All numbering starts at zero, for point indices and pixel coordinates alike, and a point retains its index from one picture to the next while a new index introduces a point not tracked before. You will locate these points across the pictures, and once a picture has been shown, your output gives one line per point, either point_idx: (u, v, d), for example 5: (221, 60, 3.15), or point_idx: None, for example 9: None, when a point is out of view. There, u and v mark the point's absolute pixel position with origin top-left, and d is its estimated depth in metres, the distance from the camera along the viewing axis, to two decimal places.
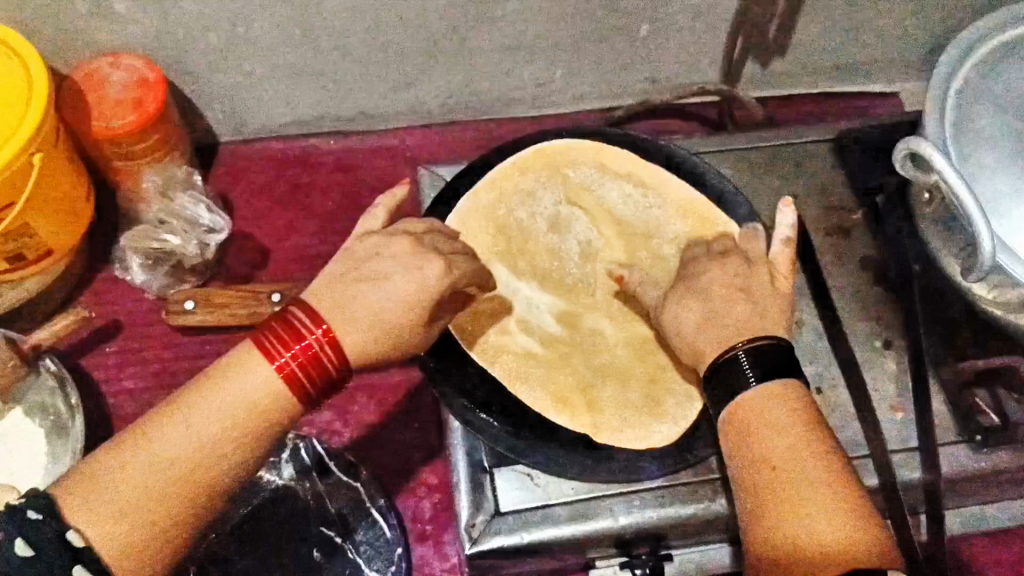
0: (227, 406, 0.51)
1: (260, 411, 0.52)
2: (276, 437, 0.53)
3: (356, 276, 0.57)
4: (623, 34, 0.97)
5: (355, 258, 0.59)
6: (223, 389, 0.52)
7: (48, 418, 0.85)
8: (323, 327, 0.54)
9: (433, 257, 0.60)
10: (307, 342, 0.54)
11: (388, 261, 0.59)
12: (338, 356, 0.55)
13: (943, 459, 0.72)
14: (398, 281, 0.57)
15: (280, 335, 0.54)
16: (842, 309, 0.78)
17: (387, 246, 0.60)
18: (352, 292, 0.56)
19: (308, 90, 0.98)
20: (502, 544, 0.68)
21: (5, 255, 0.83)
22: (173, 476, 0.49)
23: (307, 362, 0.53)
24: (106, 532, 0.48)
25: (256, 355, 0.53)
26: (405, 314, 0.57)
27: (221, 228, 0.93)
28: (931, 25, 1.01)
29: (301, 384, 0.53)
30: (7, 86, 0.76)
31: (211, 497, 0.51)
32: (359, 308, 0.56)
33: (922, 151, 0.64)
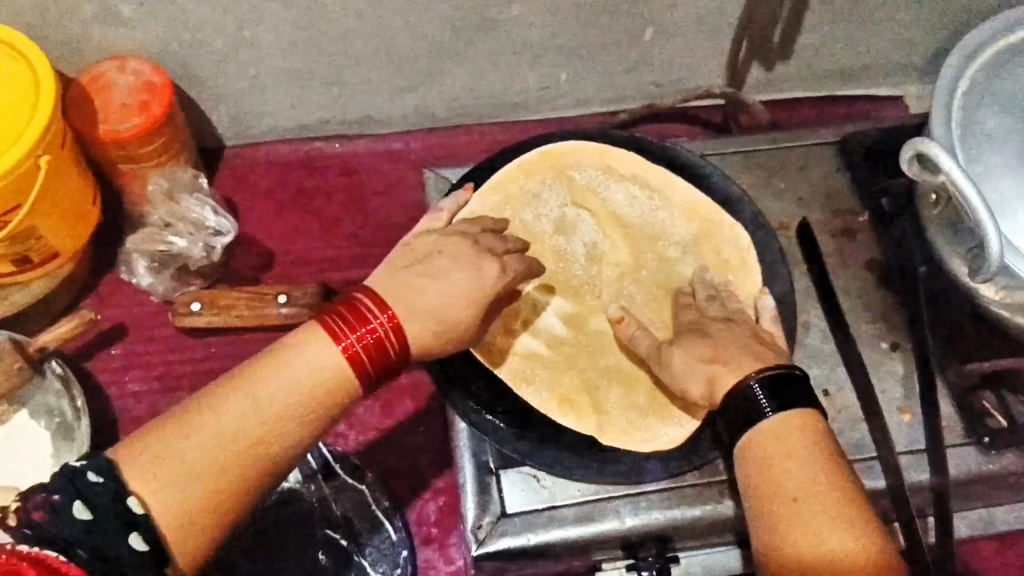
0: (293, 383, 0.51)
1: (324, 391, 0.52)
2: (333, 418, 0.54)
3: (418, 270, 0.59)
4: (627, 38, 0.97)
5: (416, 254, 0.60)
6: (290, 366, 0.52)
7: (53, 421, 0.85)
8: (388, 313, 0.55)
9: (492, 258, 0.61)
10: (372, 327, 0.54)
11: (448, 258, 0.60)
12: (398, 343, 0.55)
13: (949, 461, 0.71)
14: (459, 277, 0.59)
15: (346, 318, 0.54)
16: (848, 311, 0.78)
17: (446, 246, 0.61)
18: (418, 284, 0.58)
19: (313, 94, 0.98)
20: (509, 545, 0.67)
21: (11, 258, 0.83)
22: (238, 450, 0.49)
23: (370, 345, 0.54)
24: (165, 500, 0.47)
25: (322, 335, 0.54)
26: (466, 310, 0.59)
27: (227, 230, 0.92)
28: (934, 28, 1.01)
29: (363, 367, 0.54)
30: (14, 89, 0.77)
31: (268, 474, 0.51)
32: (425, 299, 0.57)
33: (929, 151, 0.63)
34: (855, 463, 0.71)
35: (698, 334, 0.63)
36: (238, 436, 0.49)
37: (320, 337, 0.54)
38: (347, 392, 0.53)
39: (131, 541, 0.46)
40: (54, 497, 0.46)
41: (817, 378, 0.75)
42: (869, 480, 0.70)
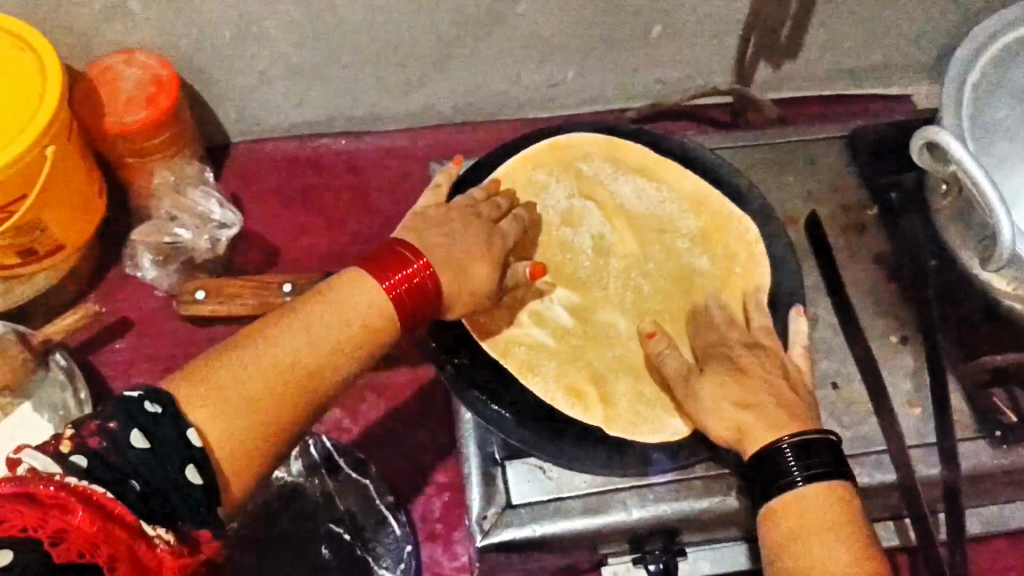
0: (340, 318, 0.54)
1: (368, 328, 0.55)
2: (373, 355, 0.56)
3: (434, 229, 0.63)
4: (636, 35, 0.96)
5: (426, 219, 0.64)
6: (335, 304, 0.55)
7: (57, 414, 0.83)
8: (424, 260, 0.59)
9: (492, 224, 0.66)
10: (412, 270, 0.58)
11: (458, 216, 0.65)
12: (434, 290, 0.59)
13: (962, 456, 0.70)
14: (475, 231, 0.64)
15: (385, 263, 0.58)
16: (858, 305, 0.77)
17: (451, 209, 0.66)
18: (438, 239, 0.62)
19: (319, 90, 0.98)
20: (514, 537, 0.66)
21: (17, 249, 0.83)
22: (291, 378, 0.51)
23: (410, 290, 0.57)
24: (222, 423, 0.48)
25: (363, 277, 0.57)
26: (485, 263, 0.63)
27: (233, 223, 0.93)
28: (944, 27, 1.01)
29: (402, 305, 0.57)
30: (21, 79, 0.76)
31: (314, 404, 0.53)
32: (448, 249, 0.61)
33: (939, 140, 0.63)
34: (865, 456, 0.70)
35: (731, 371, 0.62)
36: (291, 364, 0.51)
37: (359, 279, 0.57)
38: (388, 330, 0.56)
39: (187, 473, 0.45)
40: (111, 425, 0.44)
41: (826, 370, 0.74)
42: (878, 473, 0.69)
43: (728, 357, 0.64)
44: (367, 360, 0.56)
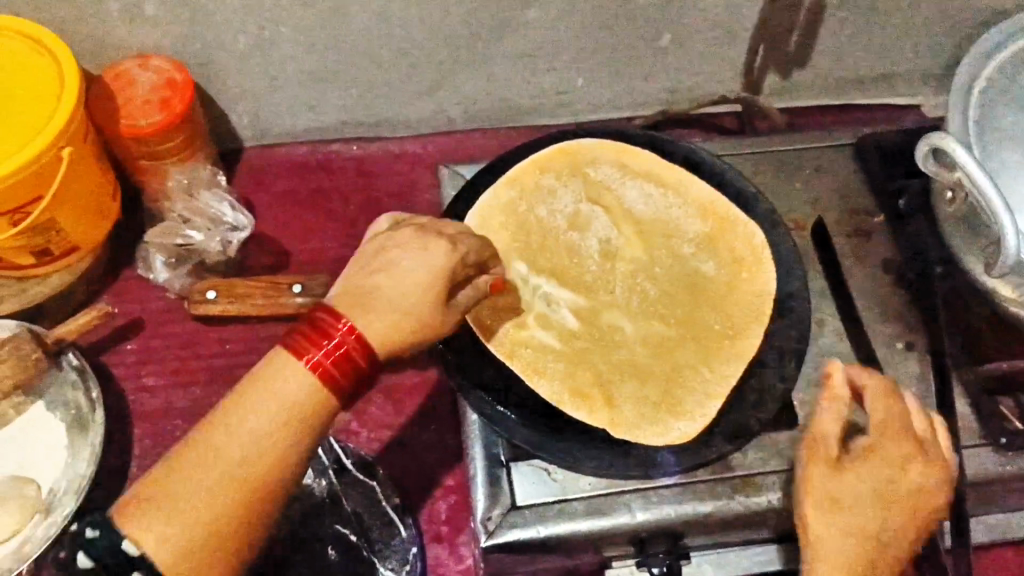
0: (270, 416, 0.49)
1: (304, 412, 0.50)
2: (319, 432, 0.51)
3: (366, 271, 0.56)
4: (644, 43, 0.97)
5: (365, 257, 0.57)
6: (261, 400, 0.50)
7: (69, 413, 0.85)
8: (345, 322, 0.52)
9: (438, 238, 0.58)
10: (334, 338, 0.51)
11: (394, 249, 0.57)
12: (365, 350, 0.52)
13: (966, 462, 0.70)
14: (410, 265, 0.56)
15: (305, 333, 0.52)
16: (864, 311, 0.77)
17: (392, 238, 0.58)
18: (368, 284, 0.55)
19: (331, 95, 0.99)
20: (518, 537, 0.67)
21: (32, 249, 0.85)
22: (231, 496, 0.48)
23: (338, 360, 0.51)
24: (158, 543, 0.47)
25: (285, 357, 0.51)
26: (423, 296, 0.55)
27: (244, 226, 0.95)
28: (954, 37, 1.01)
29: (333, 379, 0.51)
30: (39, 81, 0.78)
31: (264, 501, 0.49)
32: (379, 292, 0.54)
33: (944, 146, 0.63)
34: None
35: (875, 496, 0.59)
36: (227, 481, 0.48)
37: (283, 360, 0.51)
38: (328, 407, 0.51)
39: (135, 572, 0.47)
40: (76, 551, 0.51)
41: None
42: None
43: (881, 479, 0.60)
44: (317, 442, 0.51)
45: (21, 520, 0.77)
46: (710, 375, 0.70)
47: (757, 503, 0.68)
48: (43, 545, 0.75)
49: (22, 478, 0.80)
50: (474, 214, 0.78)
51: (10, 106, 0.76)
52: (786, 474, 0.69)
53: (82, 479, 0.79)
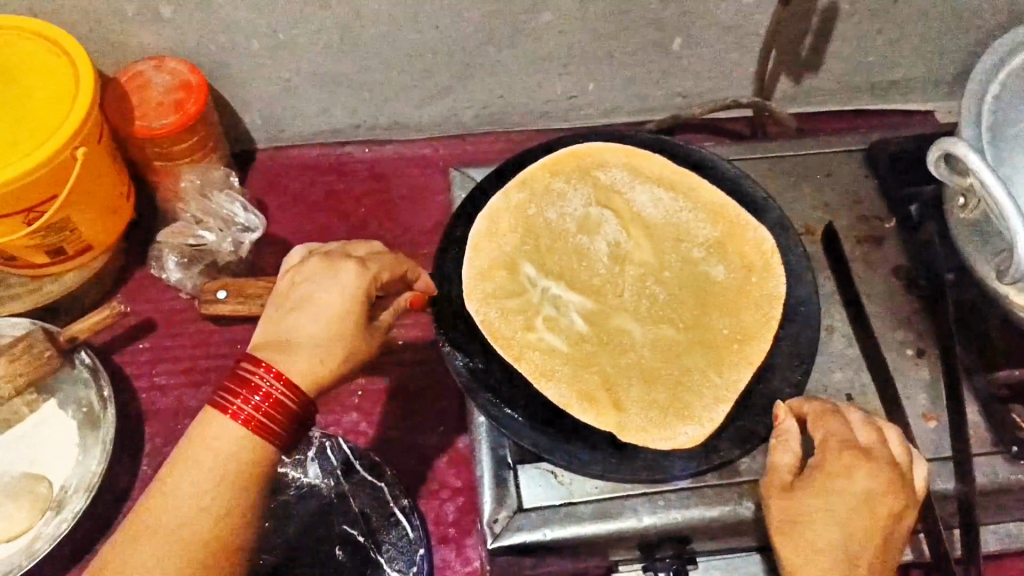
0: (213, 475, 0.54)
1: (244, 465, 0.56)
2: (264, 480, 0.57)
3: (286, 314, 0.61)
4: (656, 48, 0.97)
5: (281, 296, 0.62)
6: (201, 463, 0.55)
7: (81, 410, 0.85)
8: (265, 366, 0.58)
9: (345, 262, 0.63)
10: (261, 389, 0.57)
11: (305, 282, 0.62)
12: (293, 392, 0.58)
13: (978, 470, 0.69)
14: (323, 296, 0.61)
15: (232, 389, 0.57)
16: (875, 317, 0.77)
17: (300, 270, 0.63)
18: (289, 326, 0.60)
19: (344, 98, 0.99)
20: (525, 540, 0.67)
21: (47, 248, 0.85)
22: (187, 554, 0.53)
23: (269, 408, 0.56)
24: None
25: (218, 415, 0.56)
26: (341, 327, 0.60)
27: (256, 227, 0.96)
28: (968, 43, 1.01)
29: (267, 427, 0.56)
30: (54, 81, 0.78)
31: (226, 557, 0.55)
32: (301, 333, 0.60)
33: (956, 151, 0.63)
34: None
35: (829, 502, 0.58)
36: (181, 541, 0.53)
37: (217, 420, 0.56)
38: (266, 456, 0.57)
39: None
40: None
41: (840, 382, 0.74)
42: None
43: (831, 485, 0.59)
44: (261, 494, 0.56)
45: (32, 516, 0.78)
46: (718, 380, 0.69)
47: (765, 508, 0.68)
48: (54, 540, 0.75)
49: (34, 475, 0.81)
50: (485, 216, 0.78)
51: (25, 107, 0.77)
52: None
53: (92, 476, 0.79)
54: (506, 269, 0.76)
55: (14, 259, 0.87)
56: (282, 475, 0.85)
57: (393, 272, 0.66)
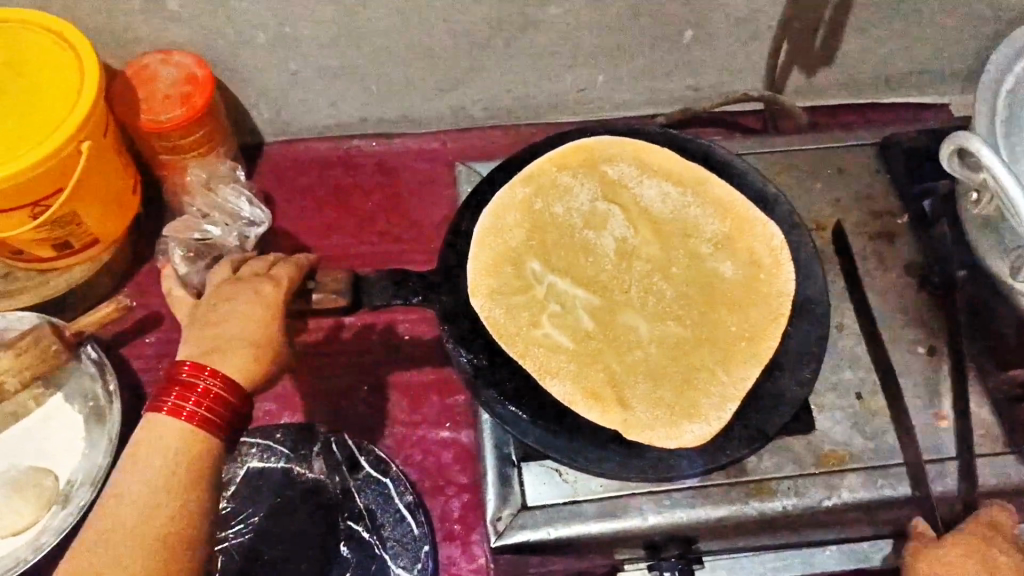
0: (162, 470, 0.53)
1: (192, 458, 0.55)
2: (214, 472, 0.56)
3: (203, 328, 0.60)
4: (666, 40, 0.96)
5: (195, 317, 0.62)
6: (148, 461, 0.54)
7: (87, 404, 0.85)
8: (191, 365, 0.57)
9: (255, 278, 0.63)
10: (199, 385, 0.56)
11: (216, 301, 0.62)
12: (229, 386, 0.57)
13: (989, 469, 0.68)
14: (239, 303, 0.61)
15: (169, 392, 0.56)
16: (887, 314, 0.75)
17: (208, 293, 0.63)
18: (210, 335, 0.60)
19: (351, 92, 0.99)
20: (528, 538, 0.66)
21: (54, 241, 0.85)
22: (149, 551, 0.51)
23: (208, 403, 0.56)
24: None
25: (158, 418, 0.55)
26: (266, 330, 0.61)
27: (261, 221, 0.95)
28: (985, 35, 0.99)
29: (210, 421, 0.56)
30: (59, 73, 0.78)
31: (191, 547, 0.53)
32: (225, 338, 0.59)
33: (970, 147, 0.62)
34: (888, 468, 0.68)
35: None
36: (141, 540, 0.51)
37: (156, 422, 0.55)
38: (213, 449, 0.56)
39: None
40: None
41: (850, 381, 0.73)
42: (898, 486, 0.68)
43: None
44: (213, 485, 0.55)
45: (37, 510, 0.78)
46: (725, 378, 0.68)
47: (771, 508, 0.67)
48: (59, 535, 0.75)
49: (40, 469, 0.81)
50: (490, 210, 0.78)
51: (31, 99, 0.77)
52: (802, 479, 0.68)
53: (97, 471, 0.79)
54: (511, 264, 0.75)
55: (21, 253, 0.87)
56: (288, 470, 0.85)
57: (302, 285, 0.67)
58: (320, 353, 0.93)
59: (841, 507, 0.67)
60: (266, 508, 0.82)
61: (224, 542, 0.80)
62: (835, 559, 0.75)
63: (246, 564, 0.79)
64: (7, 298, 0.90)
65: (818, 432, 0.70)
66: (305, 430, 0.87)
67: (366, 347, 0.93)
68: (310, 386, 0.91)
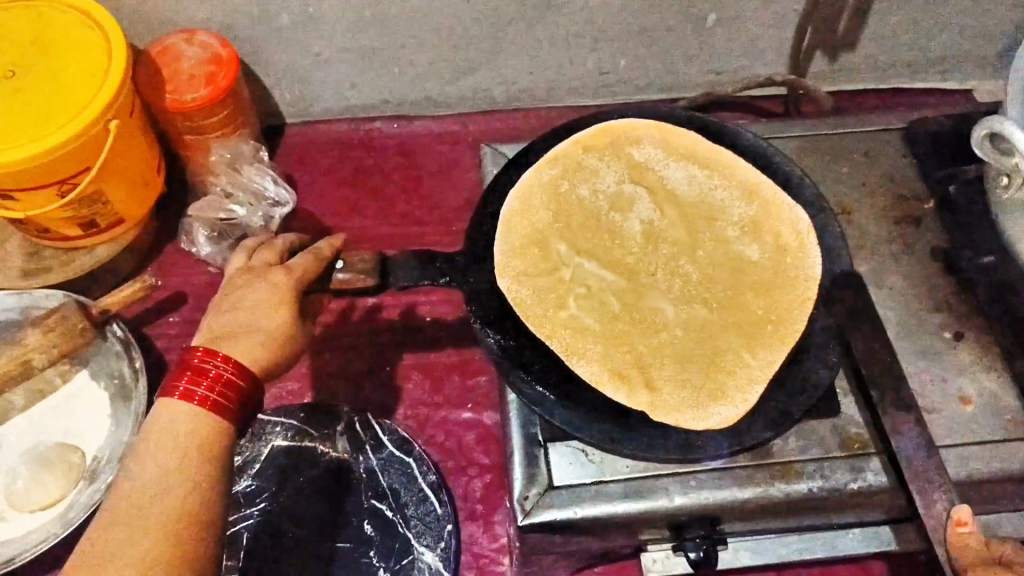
0: (176, 453, 0.54)
1: (205, 441, 0.55)
2: (226, 457, 0.56)
3: (219, 315, 0.62)
4: (690, 24, 0.96)
5: (214, 310, 0.63)
6: (162, 446, 0.54)
7: (113, 382, 0.86)
8: (202, 351, 0.58)
9: (270, 268, 0.64)
10: (211, 370, 0.57)
11: (234, 293, 0.63)
12: (240, 372, 0.58)
13: (1016, 454, 0.67)
14: (257, 293, 0.62)
15: (183, 376, 0.57)
16: (913, 299, 0.75)
17: (225, 285, 0.64)
18: (226, 324, 0.61)
19: (373, 73, 0.99)
20: (555, 518, 0.67)
21: (81, 220, 0.86)
22: (164, 530, 0.51)
23: (221, 390, 0.57)
24: None
25: (174, 403, 0.56)
26: (279, 314, 0.61)
27: (286, 201, 0.98)
28: (1012, 20, 0.98)
29: (222, 405, 0.57)
30: (86, 51, 0.78)
31: (206, 526, 0.53)
32: (238, 325, 0.61)
33: (1004, 131, 0.62)
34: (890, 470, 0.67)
35: None
36: (158, 521, 0.51)
37: (170, 406, 0.56)
38: (224, 432, 0.57)
39: None
40: None
41: None
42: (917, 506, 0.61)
43: None
44: (226, 468, 0.56)
45: (66, 486, 0.79)
46: (751, 361, 0.69)
47: (797, 490, 0.67)
48: (88, 510, 0.75)
49: (67, 445, 0.82)
50: (517, 191, 0.78)
51: (59, 77, 0.77)
52: (828, 462, 0.68)
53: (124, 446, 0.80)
54: (538, 246, 0.75)
55: (48, 231, 0.87)
56: (310, 449, 0.85)
57: (327, 266, 0.67)
58: (342, 334, 0.93)
59: (867, 490, 0.67)
60: (287, 486, 0.83)
61: (249, 519, 0.81)
62: (858, 541, 0.76)
63: (271, 541, 0.80)
64: (34, 277, 0.91)
65: (843, 415, 0.70)
66: (328, 410, 0.87)
67: (389, 328, 0.94)
68: (333, 366, 0.91)
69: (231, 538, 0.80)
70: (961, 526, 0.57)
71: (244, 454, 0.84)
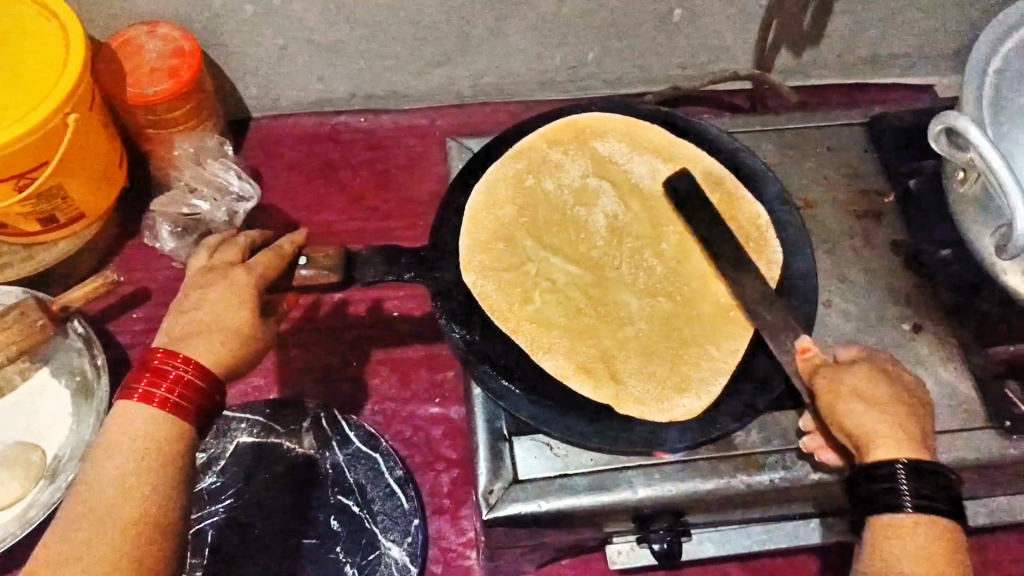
0: (133, 453, 0.54)
1: (165, 442, 0.55)
2: (186, 457, 0.56)
3: (180, 312, 0.61)
4: (656, 19, 0.96)
5: (174, 308, 0.62)
6: (119, 446, 0.54)
7: (74, 379, 0.85)
8: (162, 351, 0.57)
9: (231, 265, 0.63)
10: (171, 371, 0.56)
11: (195, 291, 0.62)
12: (201, 372, 0.57)
13: (972, 443, 0.68)
14: (217, 289, 0.61)
15: (143, 376, 0.56)
16: (873, 292, 0.76)
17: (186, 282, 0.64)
18: (186, 321, 0.60)
19: (339, 67, 0.98)
20: (520, 511, 0.67)
21: (39, 215, 0.85)
22: (122, 530, 0.50)
23: (181, 391, 0.56)
24: None
25: (134, 405, 0.55)
26: (240, 311, 0.61)
27: (250, 195, 0.95)
28: (971, 17, 1.00)
29: (183, 406, 0.56)
30: (44, 43, 0.77)
31: (167, 526, 0.52)
32: (197, 324, 0.60)
33: (958, 126, 0.63)
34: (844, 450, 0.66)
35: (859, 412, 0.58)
36: (116, 521, 0.51)
37: (129, 407, 0.56)
38: (184, 433, 0.56)
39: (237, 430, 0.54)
40: None
41: None
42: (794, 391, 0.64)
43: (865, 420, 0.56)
44: (187, 468, 0.56)
45: (26, 484, 0.78)
46: (715, 352, 0.69)
47: (759, 481, 0.67)
48: (48, 509, 0.75)
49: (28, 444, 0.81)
50: (484, 185, 0.78)
51: (16, 69, 0.75)
52: (789, 453, 0.68)
53: (86, 446, 0.79)
54: (504, 241, 0.75)
55: (5, 227, 0.86)
56: (276, 445, 0.85)
57: (291, 262, 0.66)
58: (309, 329, 0.93)
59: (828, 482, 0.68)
60: (252, 484, 0.82)
61: (213, 516, 0.80)
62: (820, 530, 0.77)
63: (236, 538, 0.79)
64: None
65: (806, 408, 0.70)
66: (294, 406, 0.87)
67: (356, 322, 0.94)
68: (300, 362, 0.91)
69: (196, 535, 0.79)
70: (806, 352, 0.62)
71: (209, 451, 0.83)
